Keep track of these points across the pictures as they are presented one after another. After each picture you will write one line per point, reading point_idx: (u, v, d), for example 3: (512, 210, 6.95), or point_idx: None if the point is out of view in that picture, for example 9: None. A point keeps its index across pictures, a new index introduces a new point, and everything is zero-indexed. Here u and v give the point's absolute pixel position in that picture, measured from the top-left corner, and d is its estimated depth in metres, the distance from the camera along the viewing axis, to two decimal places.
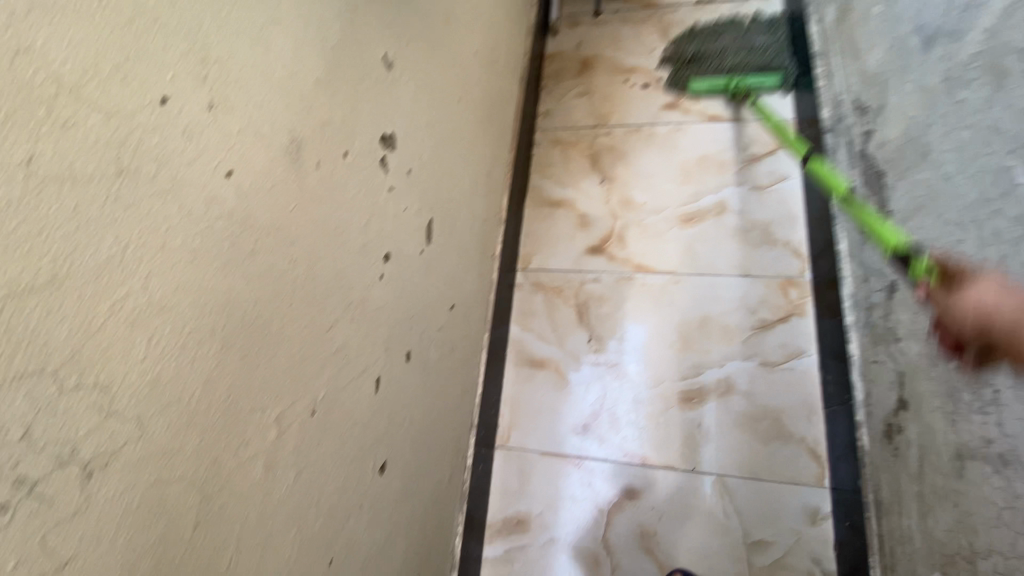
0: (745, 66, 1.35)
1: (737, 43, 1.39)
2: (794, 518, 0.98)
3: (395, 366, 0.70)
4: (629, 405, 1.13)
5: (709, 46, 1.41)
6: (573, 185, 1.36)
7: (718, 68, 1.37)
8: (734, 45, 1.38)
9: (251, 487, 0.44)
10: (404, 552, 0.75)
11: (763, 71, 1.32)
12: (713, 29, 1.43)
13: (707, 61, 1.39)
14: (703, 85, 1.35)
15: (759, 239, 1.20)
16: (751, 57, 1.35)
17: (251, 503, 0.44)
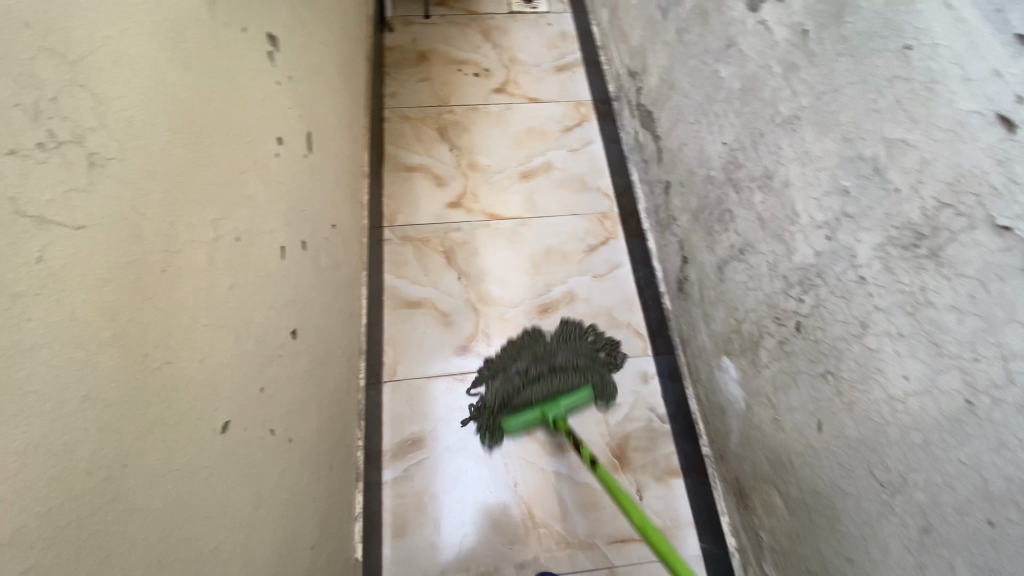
0: (548, 386, 1.15)
1: (527, 358, 1.19)
2: (632, 381, 1.23)
3: (293, 247, 0.75)
4: (498, 323, 1.30)
5: (507, 368, 1.19)
6: (425, 153, 1.52)
7: (523, 398, 1.14)
8: (530, 365, 1.18)
9: (196, 269, 0.48)
10: (317, 433, 0.78)
11: (568, 389, 1.15)
12: (492, 365, 1.20)
13: (512, 391, 1.15)
14: (515, 422, 1.11)
15: (579, 186, 1.49)
16: (563, 390, 1.15)
17: (198, 285, 0.49)
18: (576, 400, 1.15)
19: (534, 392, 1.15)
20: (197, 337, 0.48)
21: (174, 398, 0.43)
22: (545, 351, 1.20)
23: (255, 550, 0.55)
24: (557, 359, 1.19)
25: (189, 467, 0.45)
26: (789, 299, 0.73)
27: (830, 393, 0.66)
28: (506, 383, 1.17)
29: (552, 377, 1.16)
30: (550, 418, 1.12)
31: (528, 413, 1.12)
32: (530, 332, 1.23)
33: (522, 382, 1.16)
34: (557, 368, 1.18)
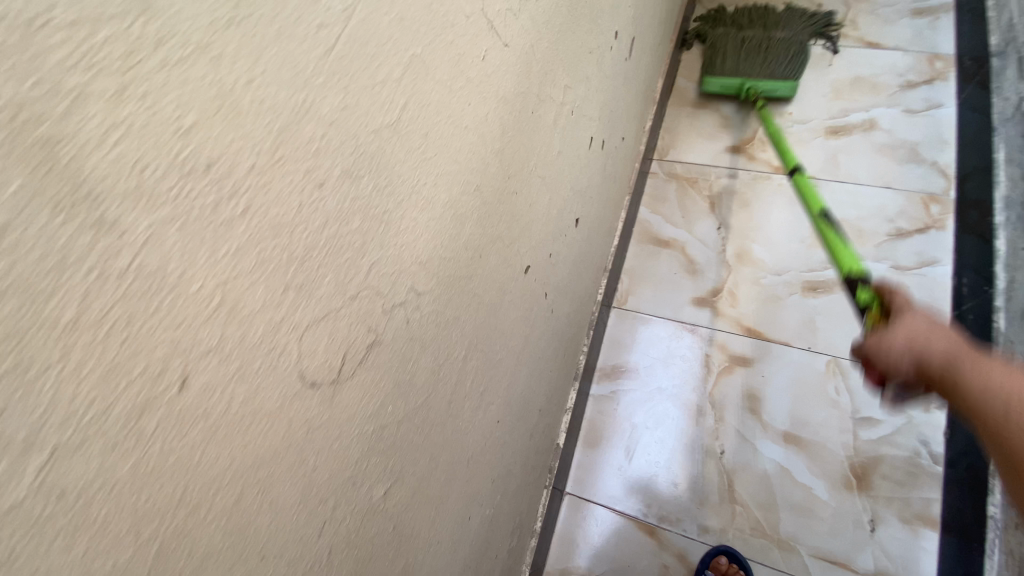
0: (759, 62, 1.33)
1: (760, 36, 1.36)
2: (908, 404, 0.99)
3: (598, 142, 0.78)
4: (749, 286, 1.18)
5: (731, 35, 1.39)
6: (717, 91, 1.41)
7: (736, 68, 1.35)
8: (755, 39, 1.36)
9: (545, 125, 0.54)
10: (565, 320, 0.84)
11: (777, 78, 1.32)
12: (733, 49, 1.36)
13: (723, 51, 1.37)
14: (719, 81, 1.35)
15: (907, 156, 1.20)
16: (766, 83, 1.31)
17: (543, 140, 0.54)
18: (774, 90, 1.31)
19: (745, 58, 1.34)
20: (531, 186, 0.54)
21: (509, 228, 0.50)
22: (773, 37, 1.36)
23: (513, 388, 0.63)
24: (779, 37, 1.35)
25: (504, 287, 0.52)
26: None
27: None
28: (726, 45, 1.38)
29: (757, 68, 1.33)
30: (748, 89, 1.32)
31: (732, 80, 1.34)
32: (772, 15, 1.40)
33: (742, 48, 1.36)
34: (784, 54, 1.34)
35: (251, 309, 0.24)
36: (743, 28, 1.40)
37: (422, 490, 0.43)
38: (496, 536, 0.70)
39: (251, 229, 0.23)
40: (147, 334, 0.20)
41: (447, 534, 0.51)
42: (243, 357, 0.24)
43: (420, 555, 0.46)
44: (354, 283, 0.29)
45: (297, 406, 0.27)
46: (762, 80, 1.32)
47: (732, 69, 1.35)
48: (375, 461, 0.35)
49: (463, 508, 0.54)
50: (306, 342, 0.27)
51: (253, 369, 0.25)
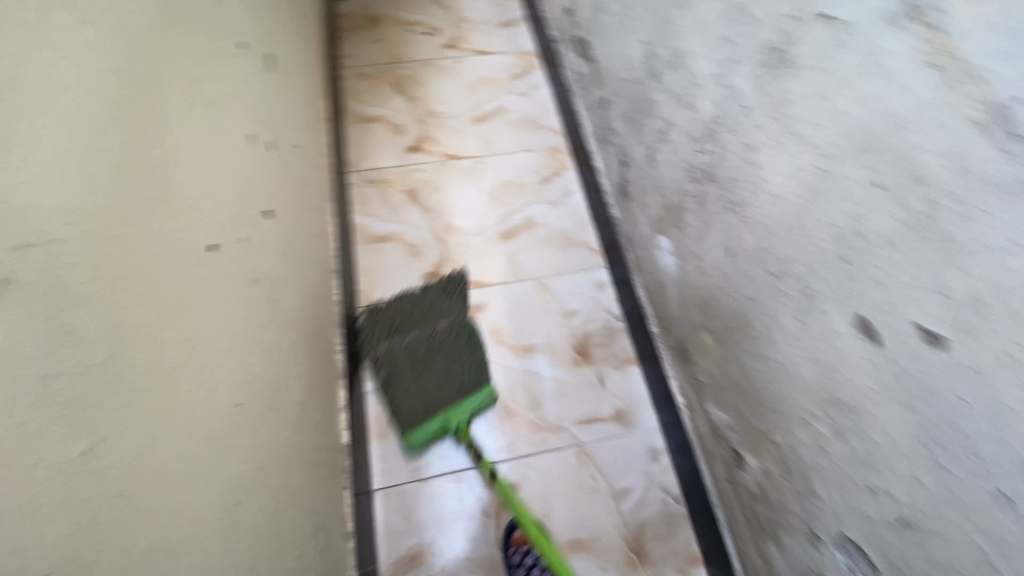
0: (446, 396, 1.13)
1: (422, 324, 1.19)
2: (590, 290, 1.36)
3: (262, 142, 0.84)
4: (463, 250, 1.40)
5: (393, 346, 1.16)
6: (382, 106, 1.61)
7: (425, 408, 1.11)
8: (418, 342, 1.17)
9: (174, 110, 0.57)
10: (297, 313, 0.86)
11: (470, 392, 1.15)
12: (395, 318, 1.20)
13: (399, 376, 1.13)
14: (419, 437, 1.10)
15: (531, 125, 1.61)
16: (448, 384, 1.14)
17: (174, 124, 0.57)
18: (477, 404, 1.15)
19: (418, 383, 1.13)
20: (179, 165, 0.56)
21: (168, 200, 0.52)
22: (430, 309, 1.22)
23: (248, 369, 0.63)
24: (438, 324, 1.21)
25: (186, 260, 0.53)
26: (699, 154, 0.85)
27: (733, 220, 0.78)
28: (399, 367, 1.14)
29: (451, 390, 1.13)
30: (454, 428, 1.13)
31: (429, 427, 1.10)
32: (421, 314, 1.21)
33: (410, 364, 1.14)
34: (454, 364, 1.15)
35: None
36: (394, 331, 1.18)
37: (146, 456, 0.41)
38: (288, 530, 0.68)
39: None
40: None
41: (209, 516, 0.49)
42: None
43: (174, 534, 0.43)
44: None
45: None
46: (453, 335, 1.20)
47: (416, 331, 1.19)
48: (60, 408, 0.33)
49: (222, 491, 0.53)
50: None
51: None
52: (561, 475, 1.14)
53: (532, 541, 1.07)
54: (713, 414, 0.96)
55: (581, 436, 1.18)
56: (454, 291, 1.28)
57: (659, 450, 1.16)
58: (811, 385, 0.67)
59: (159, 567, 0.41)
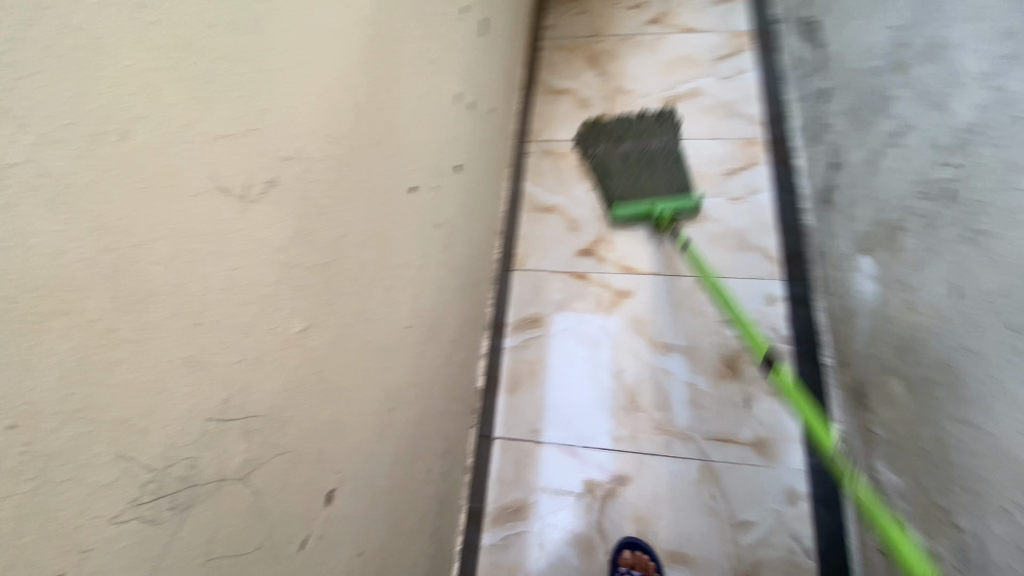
0: (642, 176, 1.37)
1: (639, 147, 1.42)
2: (756, 302, 1.24)
3: (466, 101, 0.93)
4: (624, 233, 1.38)
5: (612, 152, 1.43)
6: (573, 78, 1.65)
7: (633, 190, 1.34)
8: (634, 150, 1.41)
9: (408, 66, 0.66)
10: (463, 260, 0.95)
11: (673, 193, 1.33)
12: (618, 133, 1.46)
13: (612, 169, 1.40)
14: (627, 210, 1.32)
15: (726, 112, 1.49)
16: (658, 183, 1.36)
17: (411, 83, 0.68)
18: (679, 206, 1.32)
19: (629, 175, 1.37)
20: (406, 114, 0.66)
21: (390, 143, 0.61)
22: (641, 135, 1.44)
23: (420, 301, 0.72)
24: (653, 143, 1.42)
25: (392, 197, 0.61)
26: (939, 166, 0.71)
27: (971, 252, 0.63)
28: (608, 156, 1.43)
29: (646, 169, 1.38)
30: (657, 215, 1.32)
31: (639, 206, 1.32)
32: (627, 138, 1.44)
33: (624, 160, 1.40)
34: (667, 172, 1.37)
35: (171, 100, 0.32)
36: (618, 140, 1.45)
37: (338, 350, 0.50)
38: (423, 448, 0.77)
39: (178, 54, 0.32)
40: (94, 81, 0.27)
41: (369, 415, 0.58)
42: (167, 136, 0.31)
43: (344, 420, 0.52)
44: (253, 117, 0.38)
45: (212, 198, 0.34)
46: (667, 158, 1.40)
47: (630, 142, 1.43)
48: (288, 294, 0.42)
49: (383, 399, 0.62)
50: (216, 146, 0.35)
51: (174, 149, 0.32)
52: (676, 484, 1.09)
53: (642, 568, 1.02)
54: (879, 473, 0.82)
55: (708, 451, 1.11)
56: (665, 122, 1.47)
57: (797, 494, 1.05)
58: None
59: (330, 440, 0.50)
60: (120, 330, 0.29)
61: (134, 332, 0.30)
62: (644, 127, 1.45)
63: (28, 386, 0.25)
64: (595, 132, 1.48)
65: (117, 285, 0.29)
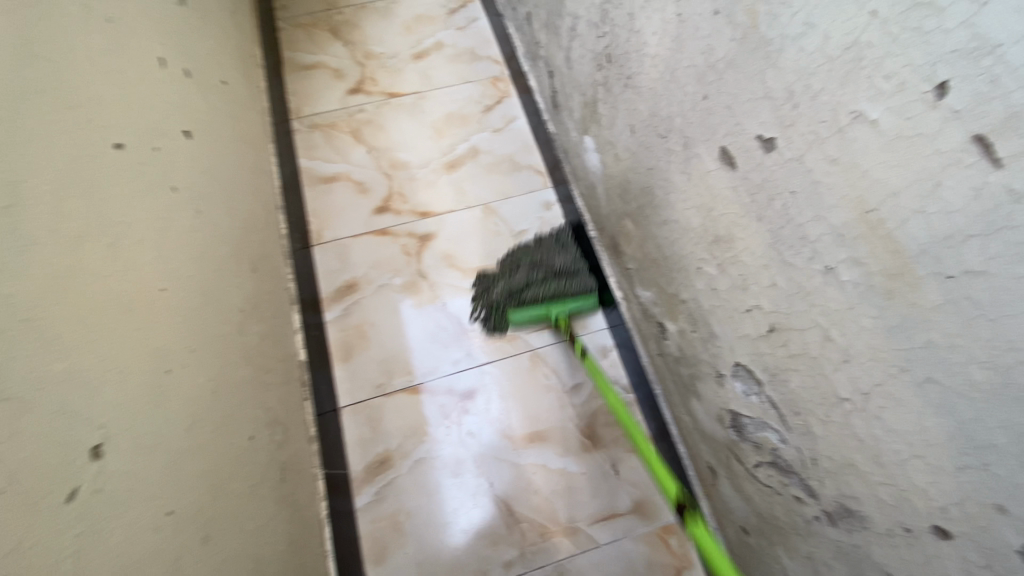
0: (554, 287, 1.21)
1: (538, 271, 1.24)
2: (538, 211, 1.41)
3: (178, 71, 0.88)
4: (410, 183, 1.44)
5: (507, 284, 1.25)
6: (321, 52, 1.64)
7: (532, 294, 1.21)
8: (541, 275, 1.23)
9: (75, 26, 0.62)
10: (232, 233, 0.91)
11: (580, 297, 1.21)
12: (513, 266, 1.28)
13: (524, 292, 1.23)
14: (519, 316, 1.20)
15: (470, 57, 1.63)
16: (563, 296, 1.21)
17: (86, 45, 0.64)
18: (579, 307, 1.22)
19: (533, 295, 1.21)
20: (85, 73, 0.62)
21: (66, 98, 0.57)
22: (542, 256, 1.26)
23: (173, 265, 0.69)
24: (556, 261, 1.25)
25: (79, 149, 0.56)
26: (599, 40, 0.88)
27: (630, 95, 0.81)
28: (510, 284, 1.25)
29: (556, 280, 1.23)
30: (554, 317, 1.20)
31: (535, 309, 1.20)
32: (540, 255, 1.27)
33: (529, 283, 1.23)
34: (571, 284, 1.21)
35: None
36: (515, 268, 1.27)
37: (53, 302, 0.47)
38: (236, 413, 0.74)
39: None
40: None
41: (133, 374, 0.55)
42: None
43: (92, 375, 0.49)
44: None
45: None
46: (573, 268, 1.24)
47: (530, 268, 1.26)
48: None
49: (151, 360, 0.58)
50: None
51: None
52: (515, 378, 1.22)
53: None
54: (642, 296, 1.01)
55: (533, 343, 1.26)
56: (565, 239, 1.29)
57: (608, 347, 1.25)
58: (698, 231, 0.72)
59: (77, 393, 0.46)
60: None
61: None
62: (538, 248, 1.28)
63: None
64: (484, 279, 1.28)
65: None
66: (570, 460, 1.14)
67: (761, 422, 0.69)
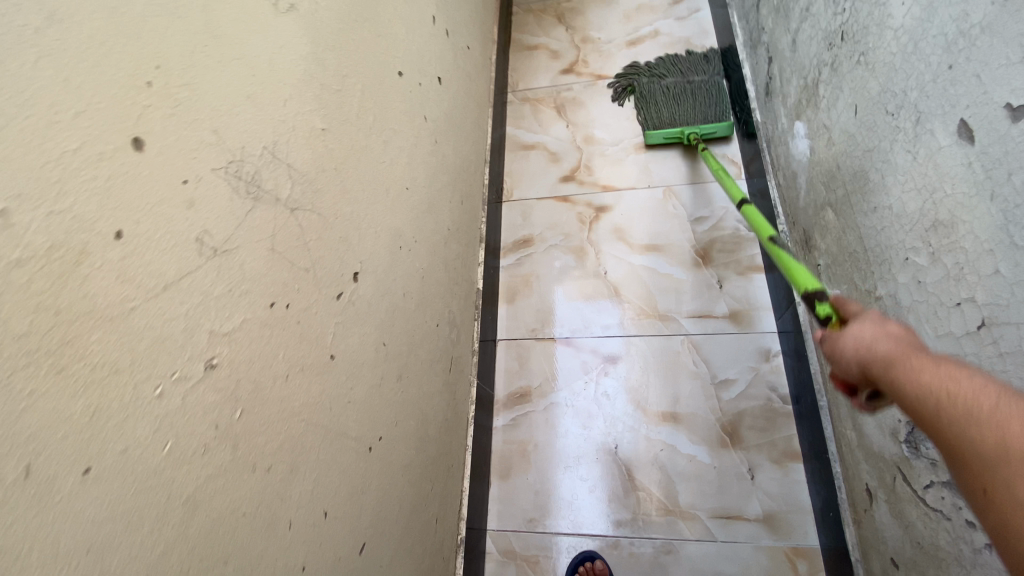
0: (688, 102, 1.48)
1: (682, 84, 1.51)
2: (722, 202, 1.38)
3: (442, 31, 1.09)
4: (600, 158, 1.53)
5: (653, 89, 1.53)
6: (544, 36, 1.81)
7: (669, 118, 1.47)
8: (680, 87, 1.51)
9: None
10: (453, 166, 1.10)
11: (711, 120, 1.46)
12: (660, 70, 1.56)
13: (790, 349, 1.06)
14: (658, 134, 1.46)
15: (684, 47, 1.65)
16: (695, 112, 1.47)
17: (396, 2, 0.85)
18: (712, 130, 1.44)
19: (671, 107, 1.48)
20: (391, 21, 0.83)
21: (379, 35, 0.77)
22: (685, 70, 1.54)
23: (415, 173, 0.87)
24: (695, 77, 1.52)
25: (379, 69, 0.76)
26: (835, 18, 0.85)
27: (861, 73, 0.77)
28: (653, 91, 1.53)
29: (693, 95, 1.49)
30: (687, 137, 1.45)
31: (671, 130, 1.46)
32: (689, 77, 1.52)
33: (665, 97, 1.51)
34: (709, 97, 1.49)
35: None
36: (658, 81, 1.54)
37: (349, 167, 0.65)
38: (431, 303, 0.91)
39: None
40: None
41: (381, 239, 0.72)
42: None
43: (360, 225, 0.67)
44: None
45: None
46: (705, 95, 1.49)
47: (675, 83, 1.52)
48: (309, 95, 0.57)
49: (391, 234, 0.76)
50: None
51: None
52: (663, 356, 1.23)
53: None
54: (825, 296, 0.95)
55: (689, 327, 1.25)
56: (712, 59, 1.54)
57: (771, 351, 1.17)
58: (914, 217, 0.66)
59: (351, 232, 0.64)
60: (210, 48, 0.43)
61: (217, 56, 0.44)
62: (688, 62, 1.55)
63: (160, 43, 0.38)
64: (638, 67, 1.58)
65: (207, 20, 0.43)
66: (704, 449, 1.11)
67: None
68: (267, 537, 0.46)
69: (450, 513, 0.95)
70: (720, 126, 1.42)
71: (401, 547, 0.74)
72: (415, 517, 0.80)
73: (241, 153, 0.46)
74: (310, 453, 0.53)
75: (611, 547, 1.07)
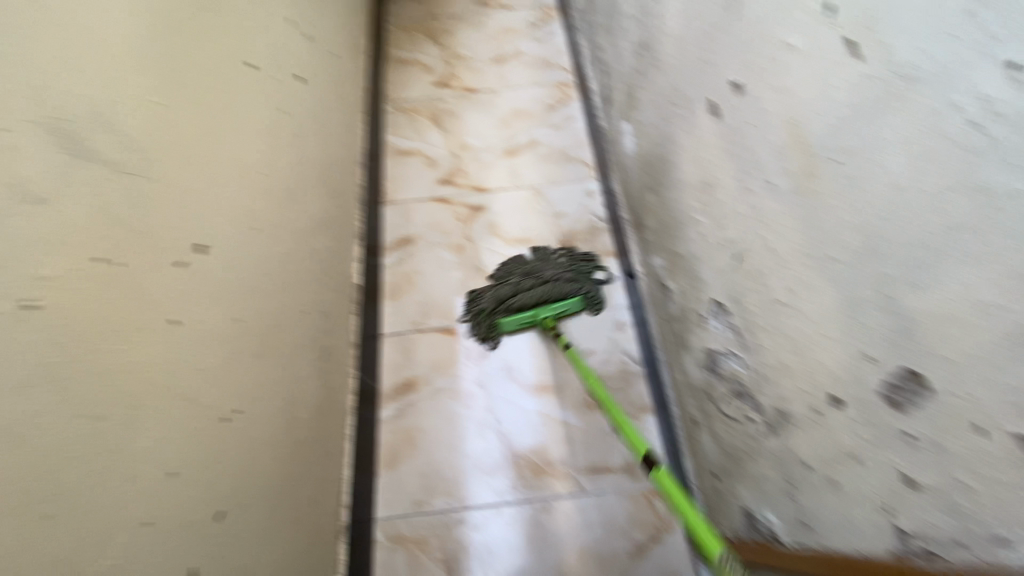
0: (538, 293, 1.29)
1: (530, 278, 1.33)
2: (581, 197, 1.55)
3: (301, 34, 1.13)
4: (472, 162, 1.64)
5: (501, 289, 1.34)
6: (416, 51, 1.91)
7: (517, 301, 1.30)
8: (526, 274, 1.35)
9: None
10: (319, 162, 1.13)
11: (561, 298, 1.31)
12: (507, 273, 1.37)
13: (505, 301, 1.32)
14: (511, 322, 1.29)
15: (543, 65, 1.83)
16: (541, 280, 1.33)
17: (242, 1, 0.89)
18: (567, 307, 1.31)
19: (514, 308, 1.30)
20: (239, 17, 0.86)
21: (223, 27, 0.81)
22: (536, 265, 1.37)
23: (273, 162, 0.90)
24: (547, 271, 1.35)
25: (225, 59, 0.79)
26: (639, 31, 1.03)
27: (657, 74, 0.95)
28: (499, 292, 1.33)
29: (540, 286, 1.31)
30: (541, 319, 1.30)
31: (522, 317, 1.29)
32: (534, 264, 1.37)
33: (513, 292, 1.32)
34: (557, 287, 1.31)
35: None
36: (502, 280, 1.37)
37: (193, 146, 0.67)
38: (297, 288, 0.93)
39: None
40: None
41: (234, 217, 0.74)
42: None
43: (208, 201, 0.69)
44: None
45: None
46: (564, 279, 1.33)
47: (521, 275, 1.35)
48: (139, 69, 0.59)
49: (246, 215, 0.78)
50: None
51: None
52: (535, 337, 1.34)
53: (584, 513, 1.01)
54: (654, 263, 1.11)
55: None
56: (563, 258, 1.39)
57: (625, 323, 1.33)
58: (693, 183, 0.83)
59: (195, 205, 0.66)
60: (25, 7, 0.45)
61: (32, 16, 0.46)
62: (538, 256, 1.39)
63: None
64: (508, 268, 1.38)
65: None
66: (573, 414, 1.23)
67: (727, 352, 0.77)
68: (107, 481, 0.47)
69: (329, 497, 0.96)
70: (572, 304, 1.29)
71: (272, 519, 0.75)
72: (285, 496, 0.80)
73: (63, 112, 0.47)
74: (153, 410, 0.54)
75: (495, 514, 1.14)
